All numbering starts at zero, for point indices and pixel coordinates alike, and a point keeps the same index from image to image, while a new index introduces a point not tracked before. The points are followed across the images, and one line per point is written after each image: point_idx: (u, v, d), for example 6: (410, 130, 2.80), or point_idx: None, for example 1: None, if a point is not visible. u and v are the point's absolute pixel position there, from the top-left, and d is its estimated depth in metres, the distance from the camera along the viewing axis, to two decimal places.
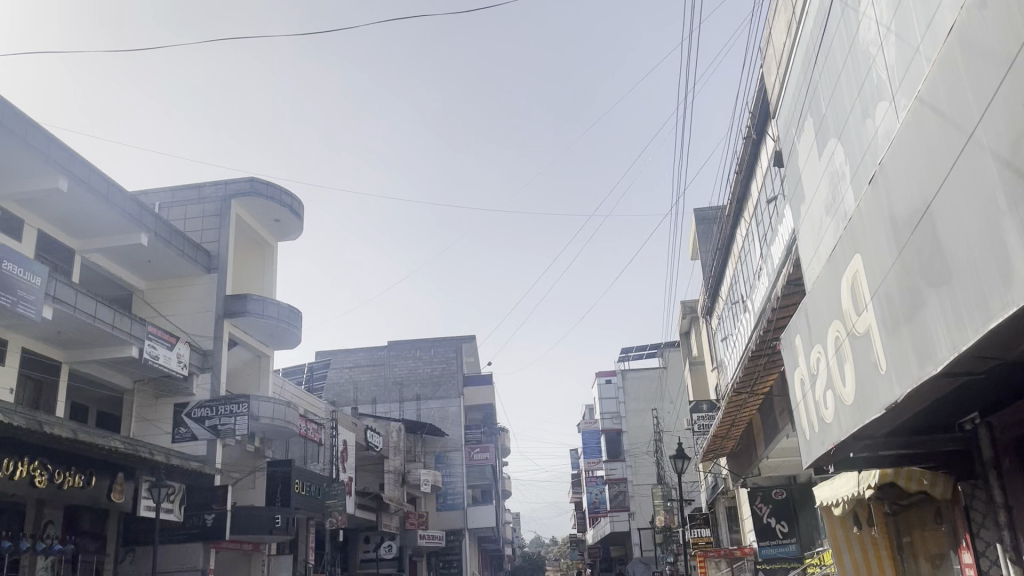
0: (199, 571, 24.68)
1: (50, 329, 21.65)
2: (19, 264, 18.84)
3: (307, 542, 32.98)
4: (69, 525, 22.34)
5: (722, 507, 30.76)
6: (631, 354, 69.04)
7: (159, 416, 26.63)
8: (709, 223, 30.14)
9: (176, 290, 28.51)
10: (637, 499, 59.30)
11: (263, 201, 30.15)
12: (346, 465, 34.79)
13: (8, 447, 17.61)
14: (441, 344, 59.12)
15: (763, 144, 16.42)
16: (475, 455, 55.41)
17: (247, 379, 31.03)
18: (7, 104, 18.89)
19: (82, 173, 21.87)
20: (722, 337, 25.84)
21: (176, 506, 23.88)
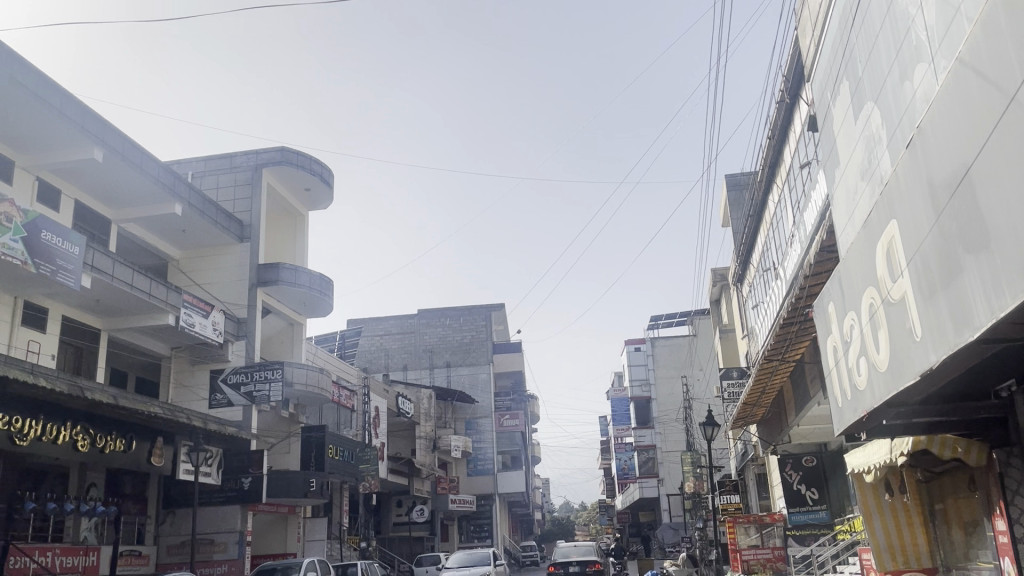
0: (237, 533, 25.26)
1: (89, 297, 22.06)
2: (58, 233, 19.25)
3: (341, 505, 33.65)
4: (112, 487, 23.02)
5: (750, 472, 30.86)
6: (661, 322, 68.77)
7: (196, 382, 27.22)
8: (740, 189, 29.75)
9: (210, 259, 28.88)
10: (666, 466, 59.40)
11: (294, 170, 30.25)
12: (379, 431, 35.23)
13: (53, 413, 18.12)
14: (470, 312, 59.42)
15: (796, 107, 16.16)
16: (505, 422, 55.83)
17: (281, 346, 31.47)
18: (41, 75, 19.18)
19: (116, 144, 22.11)
20: (754, 304, 25.62)
21: (214, 469, 24.44)
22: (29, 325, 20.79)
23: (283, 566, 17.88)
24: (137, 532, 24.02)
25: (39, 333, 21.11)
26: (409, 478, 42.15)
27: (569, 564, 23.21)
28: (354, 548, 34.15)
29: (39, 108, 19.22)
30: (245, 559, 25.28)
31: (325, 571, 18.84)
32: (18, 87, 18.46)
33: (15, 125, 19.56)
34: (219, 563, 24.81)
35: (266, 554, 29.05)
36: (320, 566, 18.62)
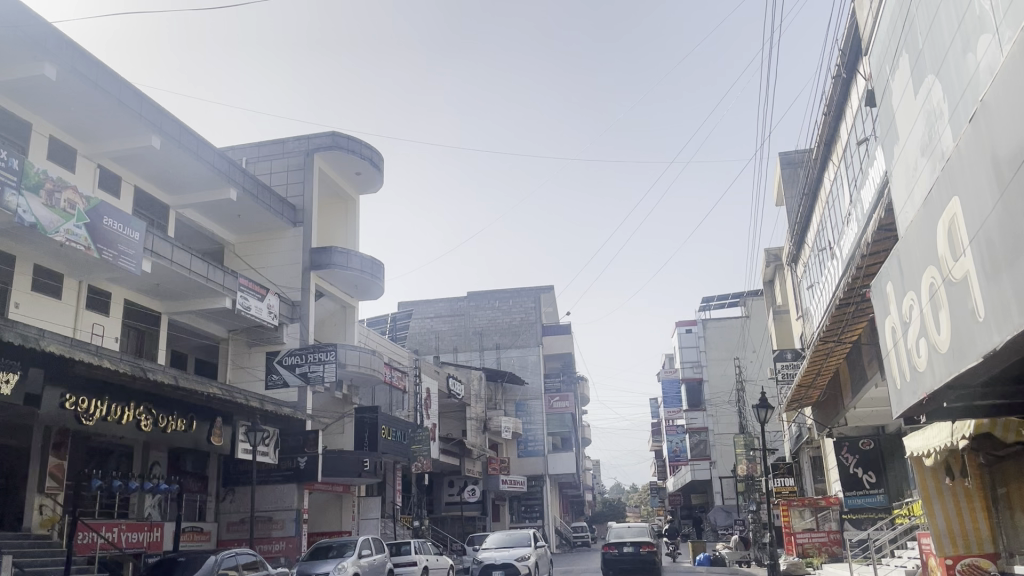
0: (294, 511, 25.84)
1: (150, 281, 22.69)
2: (119, 220, 19.82)
3: (394, 484, 34.24)
4: (174, 465, 23.77)
5: (805, 456, 30.48)
6: (713, 303, 67.92)
7: (253, 364, 27.88)
8: (795, 167, 29.12)
9: (265, 243, 29.42)
10: (718, 448, 58.78)
11: (345, 155, 30.54)
12: (430, 412, 35.66)
13: (116, 394, 18.72)
14: (520, 293, 59.53)
15: (854, 82, 15.73)
16: (555, 404, 55.86)
17: (334, 329, 31.99)
18: (101, 66, 19.72)
19: (173, 132, 22.59)
20: (809, 285, 25.11)
21: (272, 449, 25.01)
22: (93, 309, 21.50)
23: (338, 544, 18.23)
24: (199, 509, 24.78)
25: (103, 316, 21.81)
26: (461, 459, 42.58)
27: (623, 545, 23.24)
28: (407, 527, 34.66)
29: (99, 98, 19.75)
30: (302, 537, 25.85)
31: (380, 549, 19.16)
32: (81, 79, 19.04)
33: (76, 115, 20.09)
34: (277, 540, 25.45)
35: (322, 531, 29.72)
36: (375, 545, 18.93)
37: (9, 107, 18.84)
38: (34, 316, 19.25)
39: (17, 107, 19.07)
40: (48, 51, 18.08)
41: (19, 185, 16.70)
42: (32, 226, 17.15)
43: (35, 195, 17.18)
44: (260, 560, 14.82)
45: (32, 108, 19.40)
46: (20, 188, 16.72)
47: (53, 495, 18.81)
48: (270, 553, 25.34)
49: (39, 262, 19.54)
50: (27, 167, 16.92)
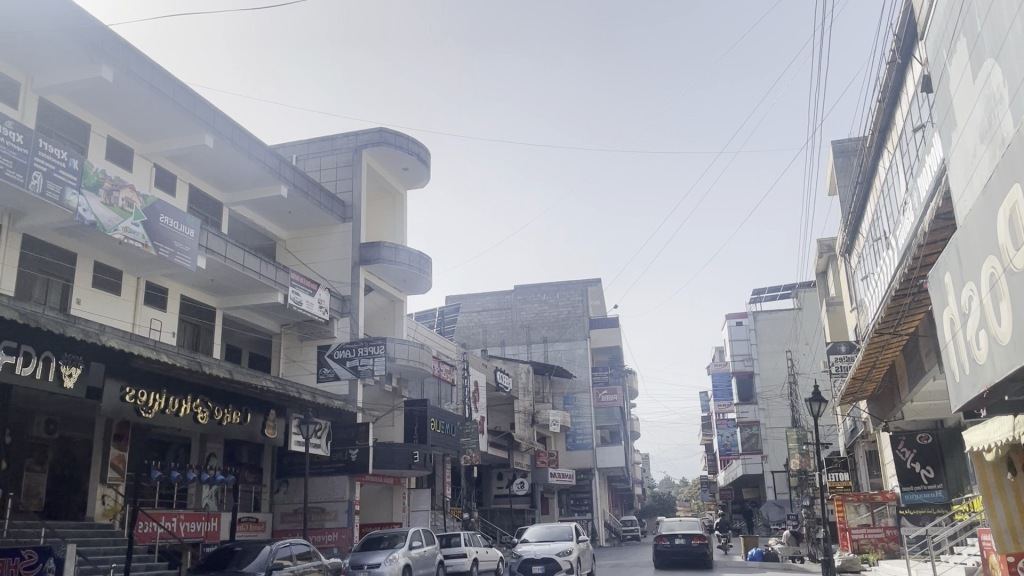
0: (346, 502, 26.25)
1: (205, 277, 23.22)
2: (175, 217, 20.31)
3: (444, 476, 34.52)
4: (230, 457, 24.33)
5: (861, 449, 29.93)
6: (764, 295, 66.89)
7: (305, 357, 28.37)
8: (849, 156, 28.48)
9: (315, 239, 29.85)
10: (770, 442, 58.05)
11: (393, 151, 30.80)
12: (478, 405, 35.84)
13: (174, 387, 19.19)
14: (567, 287, 59.42)
15: (909, 67, 15.30)
16: (604, 397, 55.64)
17: (383, 322, 32.35)
18: (154, 67, 20.18)
19: (226, 131, 23.05)
20: (864, 276, 24.52)
21: (324, 441, 25.38)
22: (150, 304, 22.09)
23: (389, 535, 18.46)
24: (254, 499, 25.32)
25: (160, 312, 22.39)
26: (509, 452, 42.73)
27: (674, 536, 23.09)
28: (457, 519, 34.95)
29: (154, 98, 20.23)
30: (354, 528, 26.23)
31: (430, 540, 19.32)
32: (137, 80, 19.54)
33: (132, 115, 20.63)
34: (330, 531, 25.88)
35: (373, 523, 30.13)
36: (425, 536, 19.12)
37: (68, 109, 19.45)
38: (95, 312, 19.86)
39: (76, 108, 19.67)
40: (105, 54, 18.59)
41: (80, 185, 17.23)
42: (92, 224, 17.67)
43: (95, 194, 17.70)
44: (314, 550, 15.06)
45: (90, 109, 19.99)
46: (80, 187, 17.25)
47: (115, 485, 19.56)
48: (324, 543, 25.76)
49: (99, 259, 20.16)
50: (86, 167, 17.43)
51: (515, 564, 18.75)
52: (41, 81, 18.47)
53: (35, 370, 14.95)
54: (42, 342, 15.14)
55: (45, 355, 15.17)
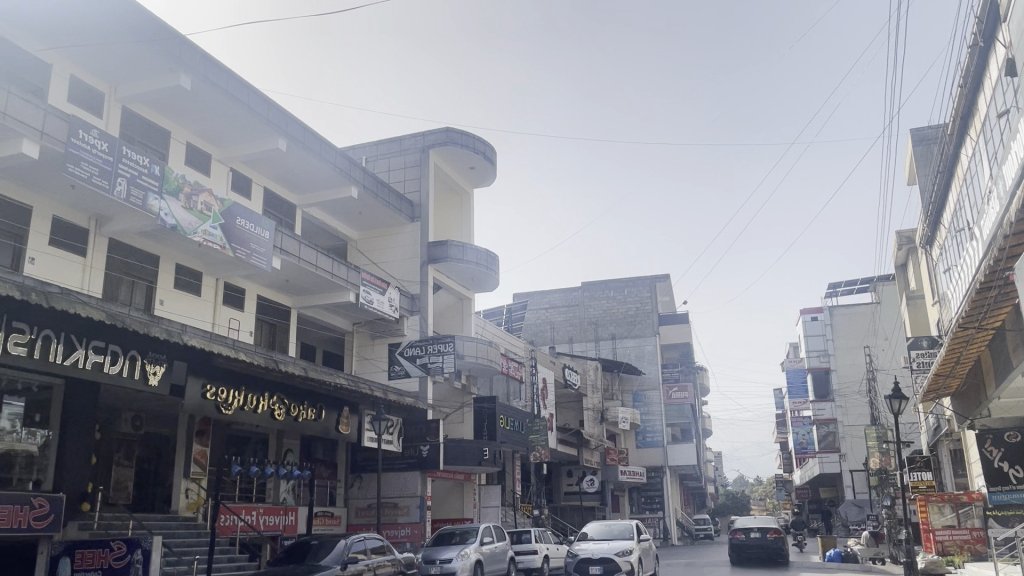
0: (418, 497, 26.60)
1: (280, 277, 23.83)
2: (250, 219, 20.91)
3: (514, 473, 34.72)
4: (305, 453, 24.94)
5: (944, 448, 28.90)
6: (840, 289, 65.05)
7: (376, 355, 28.97)
8: (929, 144, 27.46)
9: (385, 239, 30.32)
10: (848, 440, 56.35)
11: (459, 150, 31.05)
12: (547, 402, 35.86)
13: (252, 385, 19.71)
14: (635, 283, 58.86)
15: (993, 51, 14.68)
16: (674, 394, 55.02)
17: (452, 320, 32.71)
18: (229, 73, 20.79)
19: (298, 135, 23.59)
20: (946, 268, 23.59)
21: (396, 437, 25.71)
22: (229, 304, 22.78)
23: (462, 530, 18.64)
24: (329, 494, 25.88)
25: (238, 311, 23.08)
26: (578, 449, 42.76)
27: (750, 530, 22.78)
28: (527, 515, 35.09)
29: (230, 104, 20.85)
30: (426, 523, 26.59)
31: (502, 536, 19.46)
32: (213, 88, 20.16)
33: (210, 121, 21.31)
34: (403, 526, 26.29)
35: (445, 518, 30.52)
36: (497, 532, 19.27)
37: (149, 117, 20.23)
38: (177, 312, 20.61)
39: (156, 115, 20.43)
40: (183, 63, 19.21)
41: (161, 190, 17.89)
42: (173, 227, 18.33)
43: (175, 199, 18.36)
44: (388, 545, 15.31)
45: (170, 117, 20.74)
46: (161, 192, 17.91)
47: (197, 480, 20.16)
48: (397, 538, 26.24)
49: (180, 261, 20.90)
50: (167, 172, 18.10)
51: (571, 563, 18.58)
52: (124, 91, 19.25)
53: (122, 368, 15.59)
54: (128, 341, 15.78)
55: (131, 354, 15.82)
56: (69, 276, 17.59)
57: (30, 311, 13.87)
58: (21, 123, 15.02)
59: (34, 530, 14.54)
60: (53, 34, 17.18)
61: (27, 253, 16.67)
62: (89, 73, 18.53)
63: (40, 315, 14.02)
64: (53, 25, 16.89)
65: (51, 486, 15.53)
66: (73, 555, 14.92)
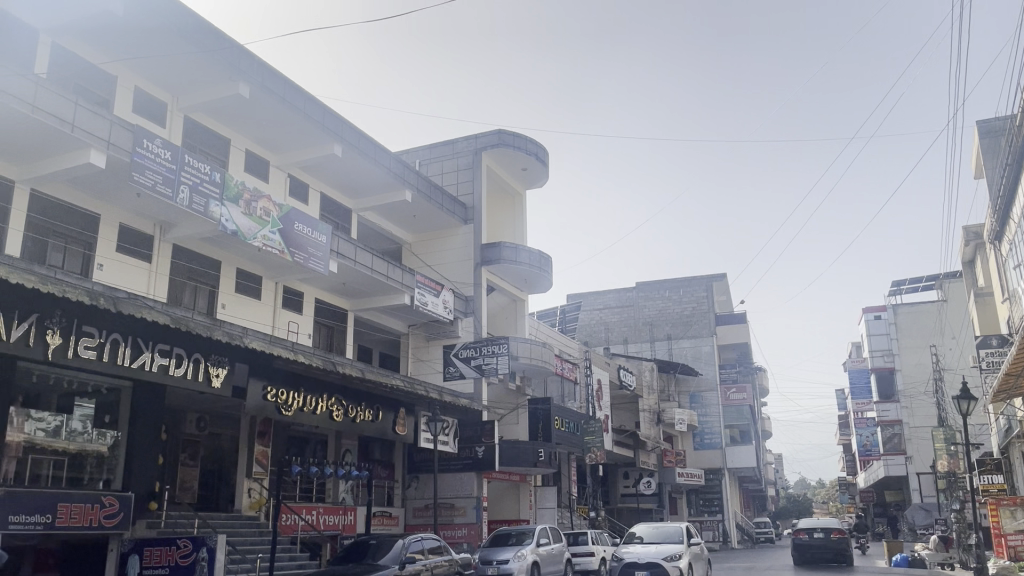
0: (474, 498, 26.74)
1: (337, 280, 24.20)
2: (308, 224, 21.28)
3: (570, 474, 34.66)
4: (363, 453, 25.29)
5: (1017, 450, 27.85)
6: (904, 287, 63.35)
7: (431, 356, 29.17)
8: (997, 136, 26.53)
9: (439, 241, 30.55)
10: (915, 442, 54.78)
11: (511, 151, 31.11)
12: (602, 403, 35.69)
13: (311, 387, 20.02)
14: (690, 283, 58.20)
15: None
16: (732, 395, 54.26)
17: (506, 321, 32.80)
18: (286, 81, 21.20)
19: (353, 140, 23.92)
20: (1017, 264, 22.74)
21: (451, 438, 25.85)
22: (288, 307, 23.22)
23: (518, 532, 18.63)
24: (387, 495, 26.19)
25: (297, 314, 23.52)
26: (635, 450, 42.44)
27: (813, 530, 22.36)
28: (584, 517, 34.98)
29: (287, 111, 21.25)
30: (483, 523, 26.70)
31: (558, 538, 19.35)
32: (271, 95, 20.57)
33: (268, 129, 21.76)
34: (460, 526, 26.47)
35: (501, 519, 30.62)
36: (553, 533, 19.24)
37: (210, 125, 20.75)
38: (239, 316, 21.09)
39: (216, 124, 20.93)
40: (242, 72, 19.63)
41: (222, 197, 18.32)
42: (234, 233, 18.75)
43: (236, 205, 18.77)
44: (446, 545, 15.41)
45: (230, 125, 21.24)
46: (222, 199, 18.34)
47: (260, 479, 20.41)
48: (454, 539, 26.42)
49: (241, 265, 21.38)
50: (227, 180, 18.51)
51: (617, 567, 18.18)
52: (185, 100, 19.78)
53: (186, 371, 16.01)
54: (191, 344, 16.20)
55: (194, 357, 16.24)
56: (136, 281, 18.14)
57: (99, 316, 14.34)
58: (88, 134, 15.55)
59: (106, 527, 15.27)
60: (118, 47, 17.75)
61: (96, 259, 17.23)
62: (152, 84, 19.09)
63: (108, 320, 14.48)
64: (118, 39, 17.46)
65: (120, 485, 16.04)
66: (141, 552, 15.36)
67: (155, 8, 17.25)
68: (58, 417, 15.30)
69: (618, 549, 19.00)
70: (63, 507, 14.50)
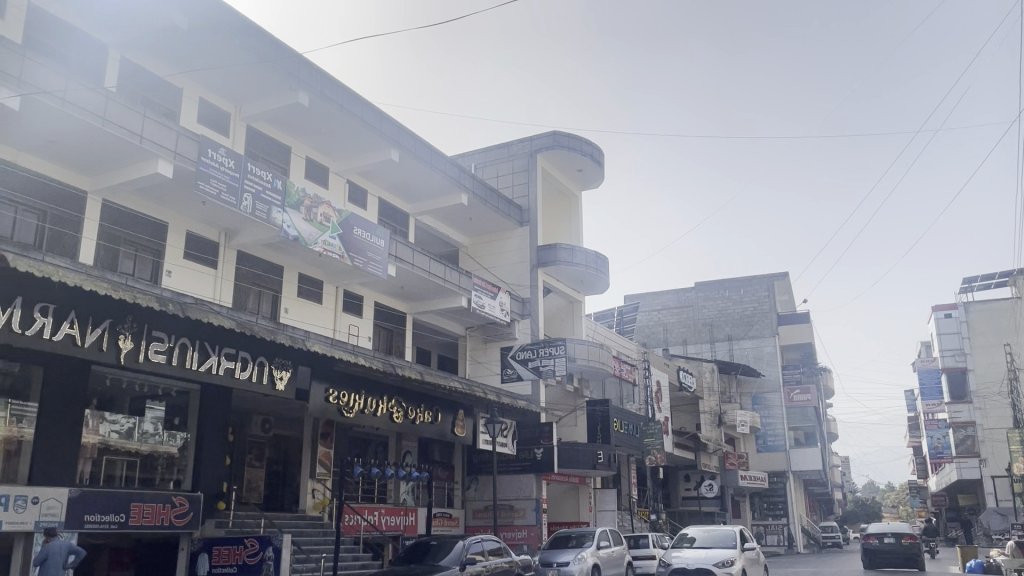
0: (533, 500, 26.77)
1: (395, 284, 24.52)
2: (366, 229, 21.59)
3: (629, 477, 34.43)
4: (423, 455, 25.55)
5: None
6: (976, 284, 61.23)
7: (489, 359, 29.29)
8: None
9: (495, 244, 30.67)
10: (990, 445, 52.63)
11: (566, 153, 31.07)
12: (661, 405, 35.37)
13: (371, 389, 20.32)
14: (751, 282, 57.14)
15: None
16: (795, 397, 53.25)
17: (563, 323, 32.75)
18: (344, 89, 21.57)
19: (410, 144, 24.20)
20: None
21: (510, 440, 25.95)
22: (348, 311, 23.60)
23: (578, 534, 18.60)
24: (447, 495, 26.40)
25: (358, 317, 23.90)
26: (696, 452, 41.92)
27: (883, 535, 21.80)
28: (645, 519, 34.71)
29: (346, 118, 21.62)
30: (543, 525, 26.69)
31: (618, 540, 19.23)
32: (329, 103, 20.93)
33: (327, 136, 22.17)
34: (520, 528, 26.53)
35: (561, 521, 30.55)
36: (614, 536, 19.09)
37: (272, 134, 21.24)
38: (301, 320, 21.53)
39: (277, 132, 21.41)
40: (301, 81, 20.03)
41: (283, 204, 18.71)
42: (296, 239, 19.13)
43: (297, 211, 19.15)
44: (506, 547, 15.43)
45: (291, 133, 21.71)
46: (284, 206, 18.74)
47: (323, 480, 20.80)
48: (514, 540, 26.50)
49: (302, 270, 21.80)
50: (289, 187, 18.91)
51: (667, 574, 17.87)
52: (248, 110, 20.27)
53: (251, 374, 16.40)
54: (256, 347, 16.59)
55: (259, 360, 16.63)
56: (202, 287, 18.66)
57: (167, 321, 14.79)
58: (156, 145, 16.06)
59: (176, 526, 15.79)
60: (183, 61, 18.30)
61: (165, 266, 17.77)
62: (216, 95, 19.65)
63: (176, 324, 14.92)
64: (182, 52, 17.99)
65: (189, 485, 16.50)
66: (210, 551, 15.81)
67: (218, 22, 17.73)
68: (130, 419, 15.74)
69: (668, 555, 18.63)
70: (135, 506, 15.02)
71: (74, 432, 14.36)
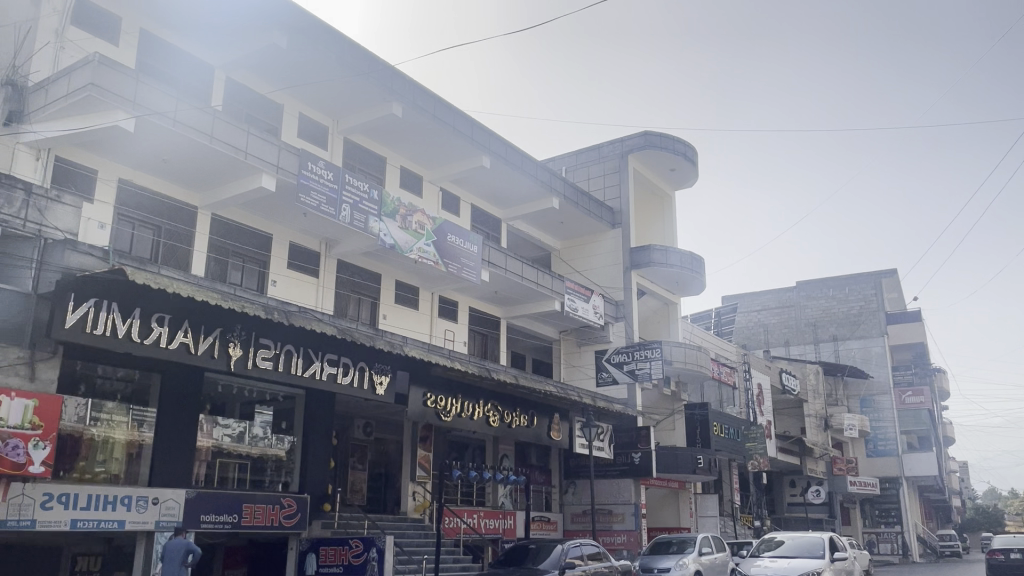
0: (632, 505, 26.48)
1: (489, 289, 24.77)
2: (460, 235, 21.87)
3: (731, 482, 33.58)
4: (520, 458, 25.70)
5: None
6: None
7: (583, 362, 29.10)
8: None
9: (588, 247, 30.55)
10: None
11: (658, 153, 30.67)
12: (763, 409, 34.42)
13: (468, 394, 20.60)
14: (857, 279, 54.82)
15: None
16: (908, 399, 50.79)
17: (658, 326, 32.31)
18: (435, 98, 21.94)
19: (501, 150, 24.40)
20: None
21: (607, 444, 25.84)
22: (444, 317, 23.98)
23: (678, 540, 18.28)
24: (545, 499, 26.44)
25: (453, 322, 24.25)
26: (801, 457, 40.65)
27: (1009, 550, 20.47)
28: (749, 526, 33.85)
29: (438, 127, 21.98)
30: (643, 531, 26.32)
31: (721, 547, 18.82)
32: (422, 113, 21.32)
33: (420, 145, 22.61)
34: (619, 533, 26.37)
35: (661, 527, 30.14)
36: (715, 543, 18.64)
37: (368, 146, 21.81)
38: (398, 326, 21.99)
39: (373, 143, 21.98)
40: (395, 93, 20.48)
41: (380, 213, 19.17)
42: (392, 247, 19.55)
43: (392, 220, 19.58)
44: (604, 552, 15.30)
45: (386, 144, 22.25)
46: (380, 215, 19.19)
47: (423, 483, 21.19)
48: (613, 545, 26.37)
49: (399, 277, 22.27)
50: (384, 197, 19.36)
51: None
52: (345, 123, 20.89)
53: (352, 379, 16.85)
54: (356, 353, 17.03)
55: (360, 365, 17.06)
56: (305, 295, 19.31)
57: (273, 329, 15.36)
58: (259, 159, 16.73)
59: (286, 526, 16.34)
60: (283, 78, 19.02)
61: (270, 276, 18.50)
62: (315, 110, 20.33)
63: (281, 332, 15.47)
64: (282, 70, 18.67)
65: (297, 486, 17.07)
66: (317, 551, 16.27)
67: (314, 39, 18.35)
68: (242, 423, 16.37)
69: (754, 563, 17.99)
70: (247, 507, 15.65)
71: (190, 436, 15.08)
